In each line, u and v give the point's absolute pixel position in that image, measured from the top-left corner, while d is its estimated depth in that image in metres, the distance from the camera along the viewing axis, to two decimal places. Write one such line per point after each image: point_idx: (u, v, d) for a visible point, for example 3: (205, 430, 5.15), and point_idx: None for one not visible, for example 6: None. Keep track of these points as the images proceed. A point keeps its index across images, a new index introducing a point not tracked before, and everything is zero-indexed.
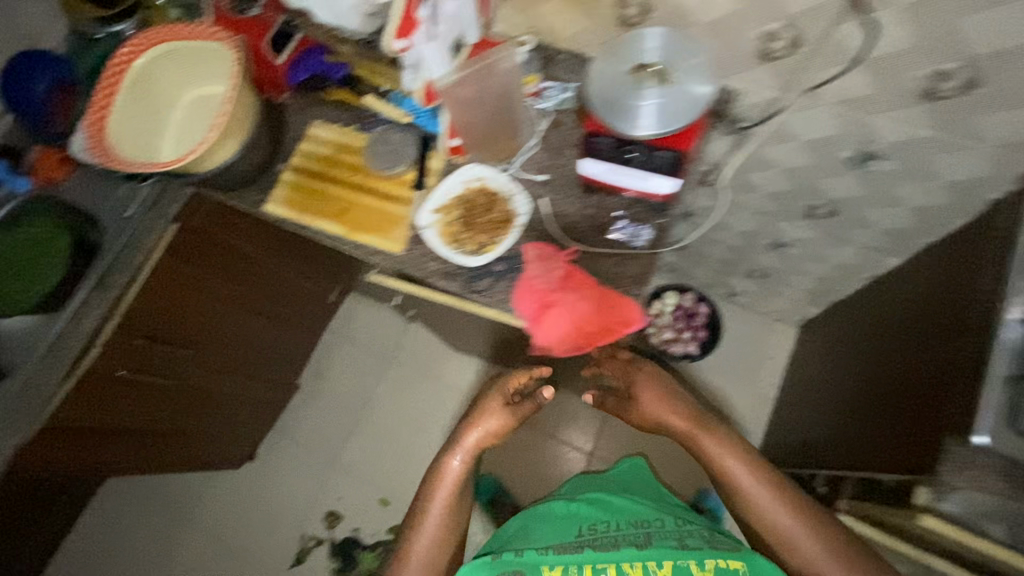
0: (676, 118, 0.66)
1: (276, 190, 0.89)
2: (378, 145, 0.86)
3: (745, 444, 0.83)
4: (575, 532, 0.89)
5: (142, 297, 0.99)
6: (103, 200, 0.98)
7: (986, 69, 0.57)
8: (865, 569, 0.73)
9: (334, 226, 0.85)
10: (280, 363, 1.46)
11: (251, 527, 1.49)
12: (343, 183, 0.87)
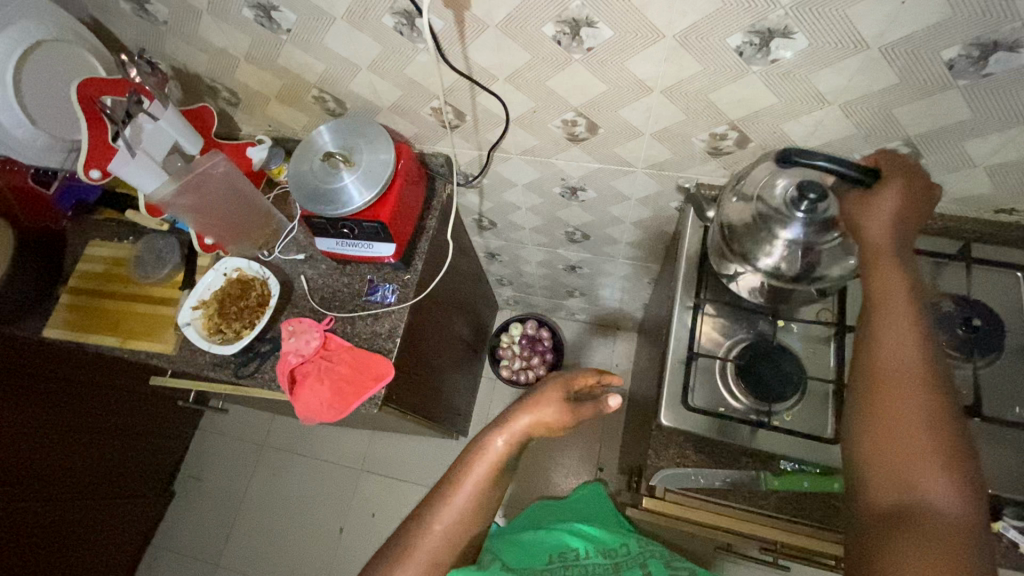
0: (374, 180, 0.74)
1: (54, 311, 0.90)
2: (147, 255, 0.90)
3: (924, 211, 0.52)
4: (546, 559, 0.71)
5: None
6: None
7: (597, 115, 0.69)
8: (930, 400, 0.44)
9: (108, 338, 0.86)
10: (142, 477, 1.41)
11: None
12: (119, 295, 0.90)
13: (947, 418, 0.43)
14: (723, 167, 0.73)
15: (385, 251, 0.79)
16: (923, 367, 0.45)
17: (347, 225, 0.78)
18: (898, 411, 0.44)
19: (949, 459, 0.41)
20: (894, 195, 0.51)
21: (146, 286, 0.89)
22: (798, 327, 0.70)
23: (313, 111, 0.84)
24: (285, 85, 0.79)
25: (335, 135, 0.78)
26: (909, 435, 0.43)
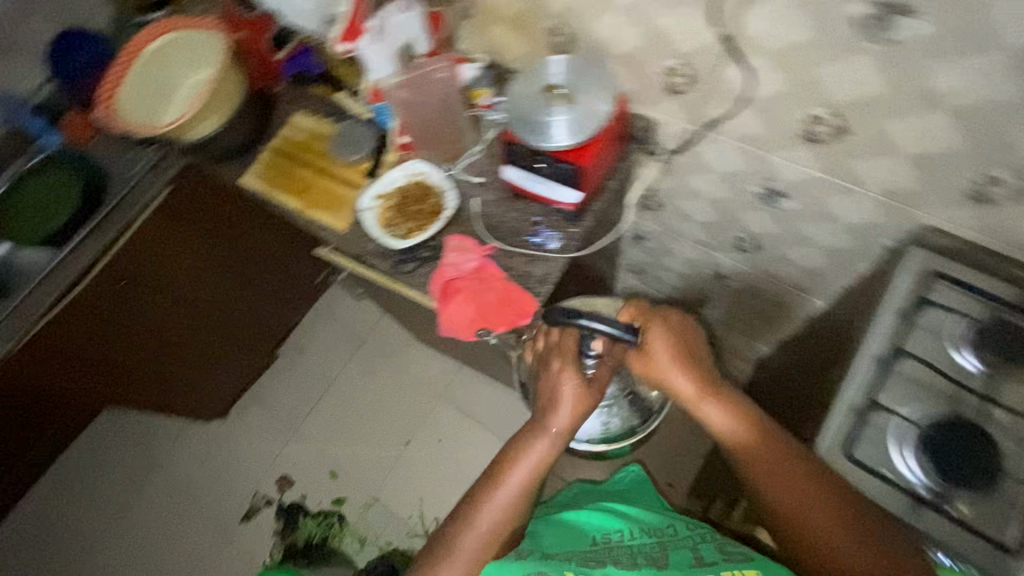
0: (587, 125, 0.73)
1: (254, 164, 1.00)
2: (343, 135, 0.95)
3: (688, 341, 0.73)
4: (587, 542, 0.73)
5: (130, 247, 1.11)
6: (118, 162, 1.13)
7: (855, 121, 0.62)
8: (825, 507, 0.58)
9: (293, 200, 0.94)
10: (262, 331, 1.56)
11: (199, 487, 1.52)
12: (311, 165, 0.97)
13: (859, 517, 0.57)
14: (976, 216, 0.64)
15: (570, 198, 0.79)
16: (807, 488, 0.59)
17: (543, 160, 0.78)
18: (823, 538, 0.57)
19: (877, 564, 0.54)
20: (675, 362, 0.70)
21: (334, 163, 0.95)
22: (1011, 418, 0.60)
23: (539, 44, 0.83)
24: (528, 9, 0.79)
25: (563, 69, 0.77)
26: (846, 558, 0.56)
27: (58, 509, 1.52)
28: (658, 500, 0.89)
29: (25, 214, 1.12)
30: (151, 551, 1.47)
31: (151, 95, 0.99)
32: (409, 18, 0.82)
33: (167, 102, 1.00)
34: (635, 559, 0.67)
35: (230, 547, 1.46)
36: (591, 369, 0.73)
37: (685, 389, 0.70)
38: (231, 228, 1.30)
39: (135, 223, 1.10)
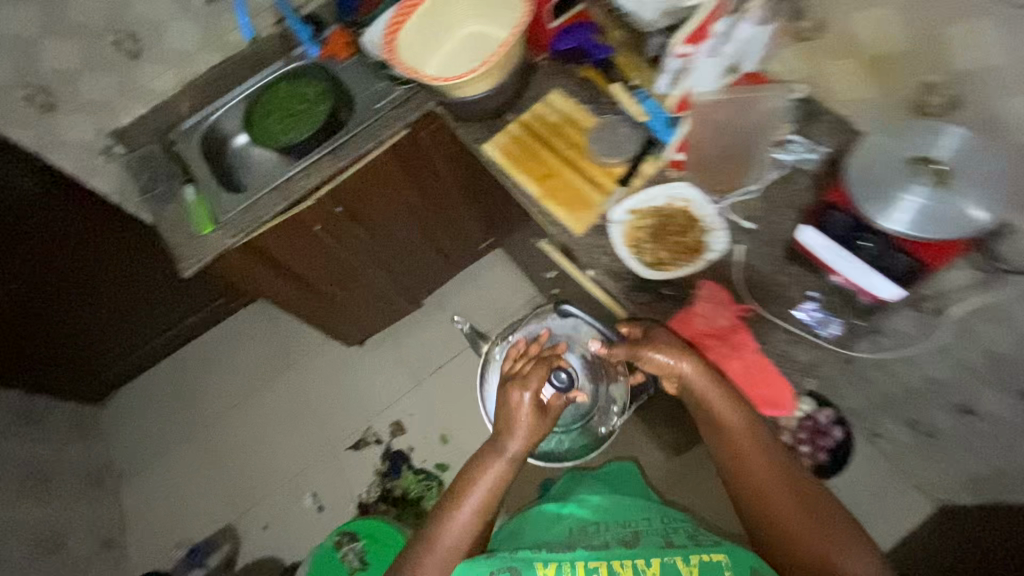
0: (940, 227, 0.70)
1: (498, 135, 1.12)
2: (604, 134, 1.03)
3: (673, 345, 0.83)
4: (564, 535, 0.96)
5: (354, 182, 1.25)
6: (371, 98, 1.26)
7: None
8: (789, 492, 0.79)
9: (533, 184, 1.04)
10: (409, 277, 1.73)
11: (330, 402, 1.85)
12: (558, 156, 1.06)
13: (795, 489, 0.79)
14: None
15: (884, 293, 0.76)
16: (767, 470, 0.80)
17: (868, 237, 0.76)
18: (773, 507, 0.78)
19: (799, 518, 0.77)
20: (683, 360, 0.82)
21: (584, 161, 1.04)
22: None
23: (838, 87, 0.90)
24: (859, 48, 0.84)
25: (954, 145, 0.71)
26: (793, 522, 0.77)
27: (222, 372, 1.96)
28: (636, 488, 1.26)
29: (273, 116, 1.30)
30: (277, 440, 1.84)
31: (427, 40, 1.11)
32: (754, 34, 0.84)
33: (437, 49, 1.13)
34: (608, 546, 0.88)
35: (339, 469, 1.75)
36: (549, 394, 1.10)
37: (720, 403, 0.82)
38: (429, 176, 1.39)
39: (370, 150, 1.22)
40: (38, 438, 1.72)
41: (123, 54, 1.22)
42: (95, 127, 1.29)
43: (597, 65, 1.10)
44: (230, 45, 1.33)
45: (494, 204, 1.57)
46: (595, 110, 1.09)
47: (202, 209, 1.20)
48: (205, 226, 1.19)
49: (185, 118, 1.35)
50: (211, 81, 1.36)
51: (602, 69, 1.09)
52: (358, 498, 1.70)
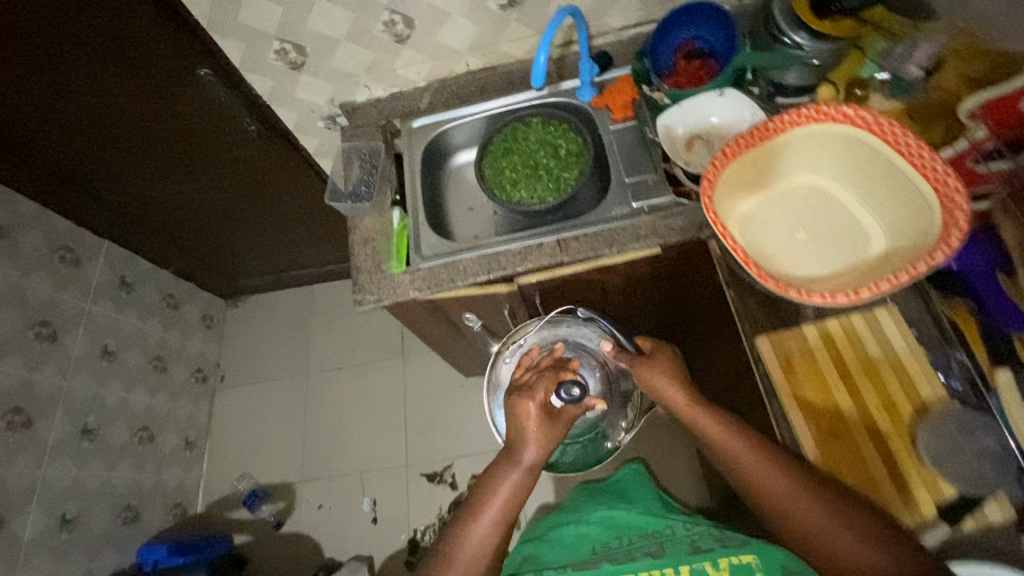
0: None
1: (787, 336, 0.82)
2: (947, 425, 0.73)
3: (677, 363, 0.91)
4: (587, 549, 0.95)
5: (572, 275, 1.03)
6: (632, 188, 1.01)
7: None
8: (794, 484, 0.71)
9: (809, 435, 0.77)
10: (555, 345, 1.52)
11: (423, 417, 1.75)
12: (860, 412, 0.77)
13: (794, 469, 0.72)
14: None
15: None
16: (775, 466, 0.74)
17: None
18: (784, 505, 0.71)
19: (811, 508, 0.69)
20: (672, 384, 0.88)
21: (896, 441, 0.74)
22: None
23: None
24: None
25: None
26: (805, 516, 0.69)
27: (341, 331, 1.94)
28: (653, 488, 1.17)
29: (512, 158, 1.09)
30: (364, 424, 1.79)
31: (759, 177, 0.81)
32: None
33: (767, 195, 0.82)
34: (630, 556, 0.89)
35: (405, 489, 1.67)
36: (558, 405, 0.88)
37: (711, 426, 0.81)
38: (649, 286, 1.13)
39: (610, 256, 0.98)
40: (172, 324, 1.79)
41: (389, 38, 1.03)
42: (328, 96, 1.14)
43: (974, 311, 0.76)
44: (501, 54, 1.10)
45: (691, 328, 1.29)
46: (939, 370, 0.77)
47: (401, 244, 1.04)
48: (397, 265, 1.02)
49: (418, 114, 1.18)
50: (466, 87, 1.16)
51: (981, 323, 0.75)
52: (411, 532, 1.61)
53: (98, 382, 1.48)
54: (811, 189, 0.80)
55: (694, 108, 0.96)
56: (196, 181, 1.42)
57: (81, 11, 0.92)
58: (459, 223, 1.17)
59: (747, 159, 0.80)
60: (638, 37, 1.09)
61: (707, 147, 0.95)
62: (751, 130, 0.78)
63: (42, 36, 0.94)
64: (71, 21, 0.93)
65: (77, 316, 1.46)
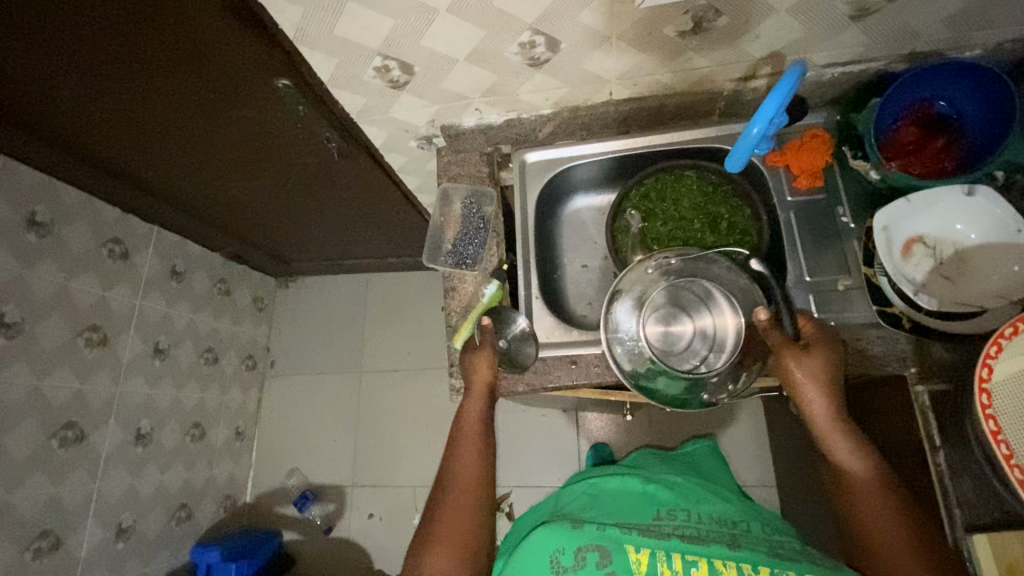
0: None
1: (1020, 542, 0.63)
2: None
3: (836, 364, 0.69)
4: (652, 514, 0.70)
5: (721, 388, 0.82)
6: (814, 292, 0.79)
7: None
8: (879, 490, 0.64)
9: None
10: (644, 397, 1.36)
11: None
12: None
13: (892, 489, 0.64)
14: None
15: None
16: (870, 467, 0.65)
17: None
18: (868, 525, 0.62)
19: (894, 528, 0.60)
20: (817, 382, 0.68)
21: None
22: None
23: None
24: None
25: None
26: (878, 526, 0.61)
27: (399, 329, 1.81)
28: (735, 486, 0.89)
29: (655, 223, 0.88)
30: (419, 435, 1.70)
31: None
32: None
33: None
34: (704, 537, 0.64)
35: None
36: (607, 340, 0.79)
37: (833, 432, 0.68)
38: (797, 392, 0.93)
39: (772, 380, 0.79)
40: (223, 312, 1.67)
41: (522, 61, 0.79)
42: (429, 116, 0.92)
43: None
44: (656, 86, 0.85)
45: None
46: None
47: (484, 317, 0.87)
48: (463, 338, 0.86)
49: (534, 144, 0.95)
50: (601, 118, 0.92)
51: None
52: None
53: (149, 384, 1.39)
54: None
55: (927, 205, 0.73)
56: (259, 185, 1.21)
57: (155, 24, 0.69)
58: (572, 287, 0.96)
59: None
60: (840, 79, 0.83)
61: (935, 258, 0.72)
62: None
63: (104, 49, 0.73)
64: (142, 35, 0.71)
65: (129, 316, 1.34)
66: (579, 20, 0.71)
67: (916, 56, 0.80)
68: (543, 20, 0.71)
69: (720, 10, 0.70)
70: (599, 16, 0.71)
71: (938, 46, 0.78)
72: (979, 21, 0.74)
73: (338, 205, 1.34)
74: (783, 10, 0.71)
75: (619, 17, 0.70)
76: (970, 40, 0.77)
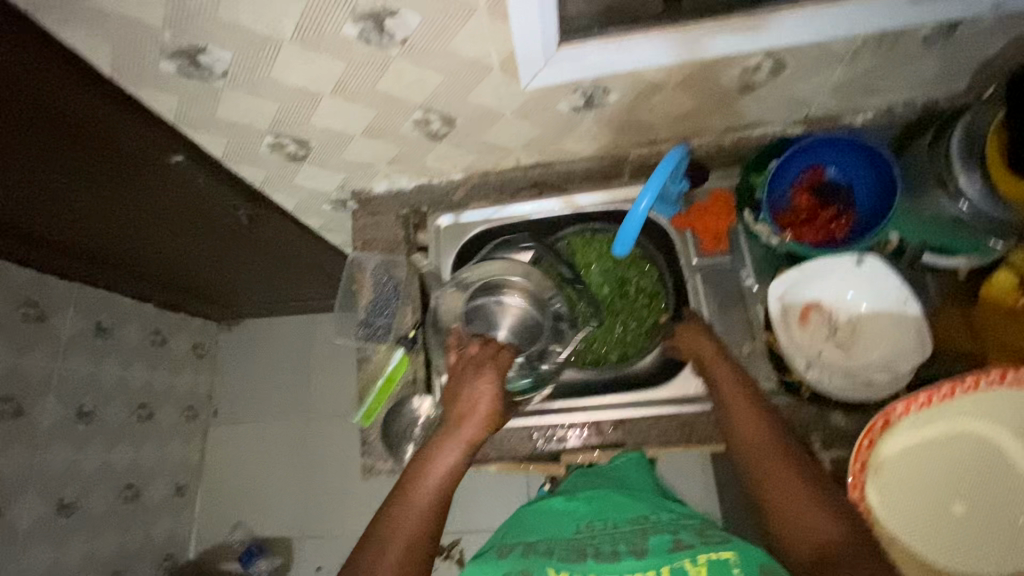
0: None
1: None
2: None
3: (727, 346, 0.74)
4: (572, 530, 0.63)
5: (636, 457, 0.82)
6: None
7: None
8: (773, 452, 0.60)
9: None
10: None
11: None
12: None
13: (791, 454, 0.60)
14: None
15: None
16: (767, 433, 0.62)
17: None
18: (804, 516, 0.55)
19: (791, 490, 0.56)
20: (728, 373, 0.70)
21: None
22: None
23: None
24: None
25: None
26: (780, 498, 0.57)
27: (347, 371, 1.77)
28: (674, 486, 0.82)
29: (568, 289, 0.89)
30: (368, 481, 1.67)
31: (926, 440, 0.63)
32: None
33: (937, 460, 0.63)
34: (614, 547, 0.57)
35: None
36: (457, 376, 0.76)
37: (746, 417, 0.64)
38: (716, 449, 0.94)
39: (690, 448, 0.78)
40: (158, 363, 1.60)
41: (421, 134, 0.78)
42: (337, 183, 0.90)
43: None
44: (562, 152, 0.85)
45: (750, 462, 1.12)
46: None
47: (381, 394, 0.85)
48: (366, 417, 0.84)
49: (449, 206, 0.94)
50: (512, 181, 0.91)
51: None
52: None
53: (74, 449, 1.33)
54: (989, 455, 0.62)
55: (820, 274, 0.74)
56: (177, 243, 1.17)
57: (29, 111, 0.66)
58: None
59: (907, 423, 0.63)
60: (741, 142, 0.84)
61: (831, 326, 0.74)
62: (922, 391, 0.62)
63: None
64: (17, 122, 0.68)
65: (47, 381, 1.27)
66: (470, 99, 0.71)
67: (811, 121, 0.81)
68: (435, 99, 0.70)
69: (610, 88, 0.70)
70: (490, 95, 0.70)
71: (830, 112, 0.80)
72: (865, 91, 0.75)
73: (267, 258, 1.30)
74: (671, 86, 0.71)
75: (509, 97, 0.70)
76: (860, 107, 0.78)
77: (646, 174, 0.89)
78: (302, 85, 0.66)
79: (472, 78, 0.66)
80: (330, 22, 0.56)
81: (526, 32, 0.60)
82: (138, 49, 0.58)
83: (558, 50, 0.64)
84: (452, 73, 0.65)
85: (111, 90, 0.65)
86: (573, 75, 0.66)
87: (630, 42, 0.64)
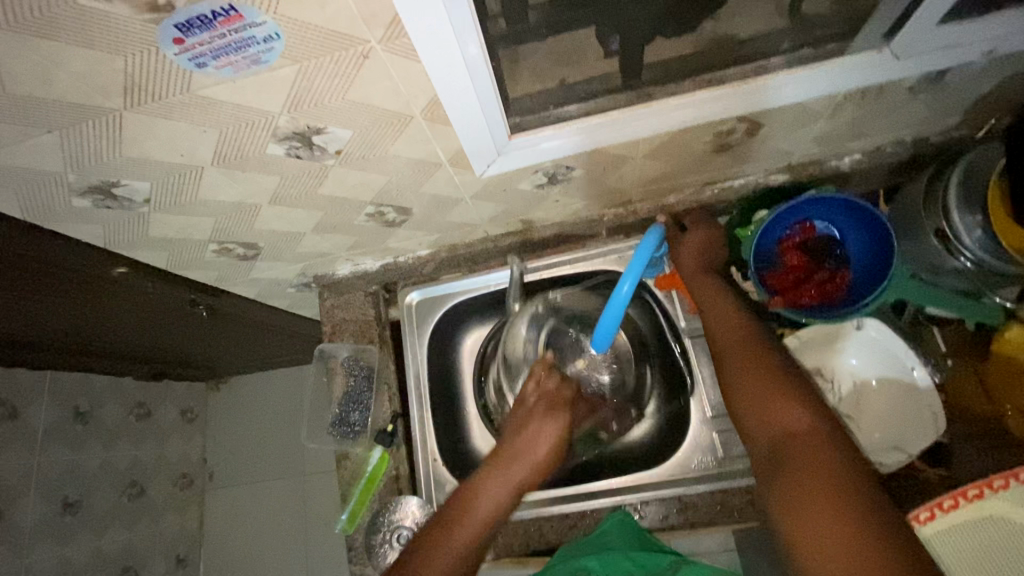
0: None
1: None
2: None
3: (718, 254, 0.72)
4: None
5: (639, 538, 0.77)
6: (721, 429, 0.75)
7: None
8: (818, 438, 0.48)
9: None
10: None
11: None
12: None
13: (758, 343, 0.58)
14: None
15: None
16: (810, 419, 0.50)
17: None
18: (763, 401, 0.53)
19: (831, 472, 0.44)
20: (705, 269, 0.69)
21: None
22: None
23: None
24: None
25: None
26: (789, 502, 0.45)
27: None
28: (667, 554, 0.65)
29: None
30: None
31: (963, 545, 0.58)
32: None
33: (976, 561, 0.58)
34: None
35: None
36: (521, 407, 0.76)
37: (721, 315, 0.63)
38: None
39: (693, 532, 0.73)
40: (144, 438, 1.54)
41: (377, 224, 0.72)
42: (298, 271, 0.84)
43: None
44: (531, 221, 0.79)
45: None
46: None
47: (363, 493, 0.80)
48: (348, 522, 0.79)
49: (420, 281, 0.89)
50: (483, 251, 0.85)
51: None
52: None
53: (60, 544, 1.27)
54: None
55: (828, 337, 0.70)
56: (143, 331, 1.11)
57: None
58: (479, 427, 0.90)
59: (938, 528, 0.59)
60: (721, 194, 0.78)
61: (835, 392, 0.70)
62: (949, 493, 0.59)
63: None
64: None
65: (23, 480, 1.21)
66: (424, 191, 0.65)
67: (794, 167, 0.76)
68: (385, 195, 0.65)
69: (572, 165, 0.64)
70: (444, 185, 0.64)
71: (814, 158, 0.74)
72: (851, 137, 0.69)
73: (241, 332, 1.25)
74: (640, 156, 0.65)
75: (464, 186, 0.64)
76: (847, 150, 0.73)
77: (624, 232, 0.84)
78: (235, 200, 0.60)
79: (421, 173, 0.61)
80: (249, 144, 0.50)
81: (475, 131, 0.54)
82: (43, 192, 0.52)
83: (511, 138, 0.58)
84: (398, 172, 0.60)
85: (30, 224, 0.58)
86: (529, 161, 0.60)
87: (587, 124, 0.57)
